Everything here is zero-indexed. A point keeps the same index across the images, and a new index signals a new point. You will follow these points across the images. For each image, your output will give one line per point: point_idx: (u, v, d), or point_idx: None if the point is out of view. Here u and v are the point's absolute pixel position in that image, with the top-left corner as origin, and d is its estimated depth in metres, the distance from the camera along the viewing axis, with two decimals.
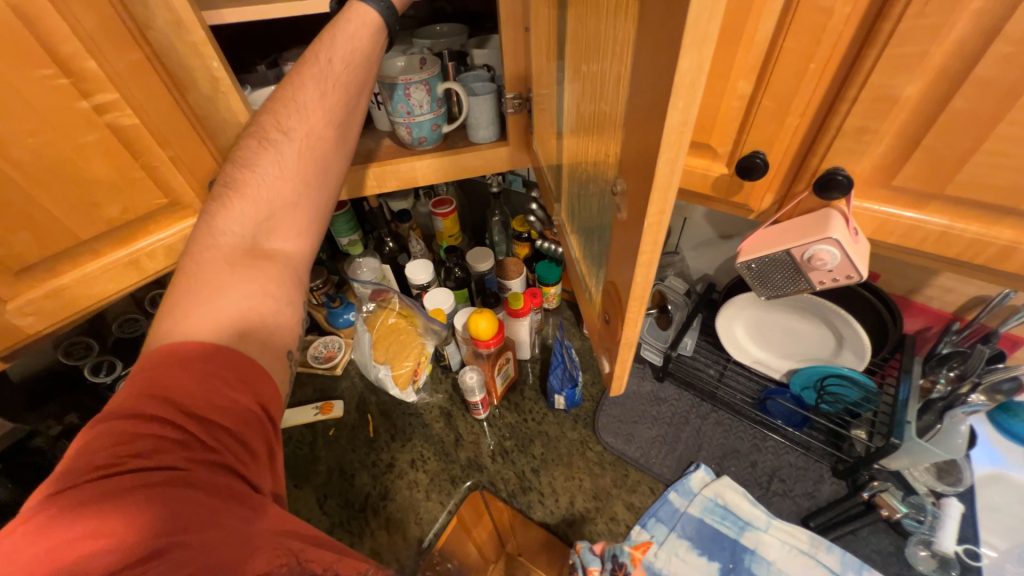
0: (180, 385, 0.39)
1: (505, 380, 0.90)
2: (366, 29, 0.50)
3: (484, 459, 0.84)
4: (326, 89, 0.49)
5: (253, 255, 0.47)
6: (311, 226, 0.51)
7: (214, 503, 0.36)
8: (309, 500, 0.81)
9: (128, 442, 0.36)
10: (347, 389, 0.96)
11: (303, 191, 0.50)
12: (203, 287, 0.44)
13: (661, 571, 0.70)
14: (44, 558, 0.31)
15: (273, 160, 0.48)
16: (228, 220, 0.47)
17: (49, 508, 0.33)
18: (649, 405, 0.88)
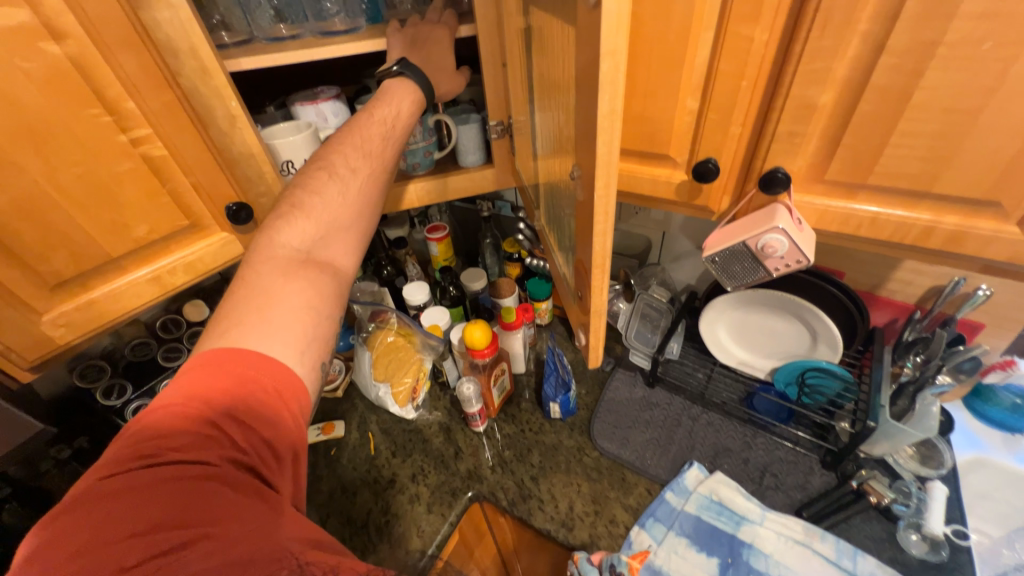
0: (216, 386, 0.42)
1: (501, 393, 0.93)
2: (407, 101, 0.62)
3: (484, 471, 0.86)
4: (383, 137, 0.60)
5: (306, 265, 0.53)
6: (357, 249, 0.58)
7: (239, 501, 0.38)
8: (311, 519, 0.82)
9: (169, 434, 0.39)
10: (347, 410, 0.98)
11: (351, 218, 0.58)
12: (256, 299, 0.49)
13: (661, 568, 0.71)
14: (85, 536, 0.34)
15: (336, 189, 0.56)
16: (289, 235, 0.53)
17: (99, 491, 0.36)
18: (642, 410, 0.91)
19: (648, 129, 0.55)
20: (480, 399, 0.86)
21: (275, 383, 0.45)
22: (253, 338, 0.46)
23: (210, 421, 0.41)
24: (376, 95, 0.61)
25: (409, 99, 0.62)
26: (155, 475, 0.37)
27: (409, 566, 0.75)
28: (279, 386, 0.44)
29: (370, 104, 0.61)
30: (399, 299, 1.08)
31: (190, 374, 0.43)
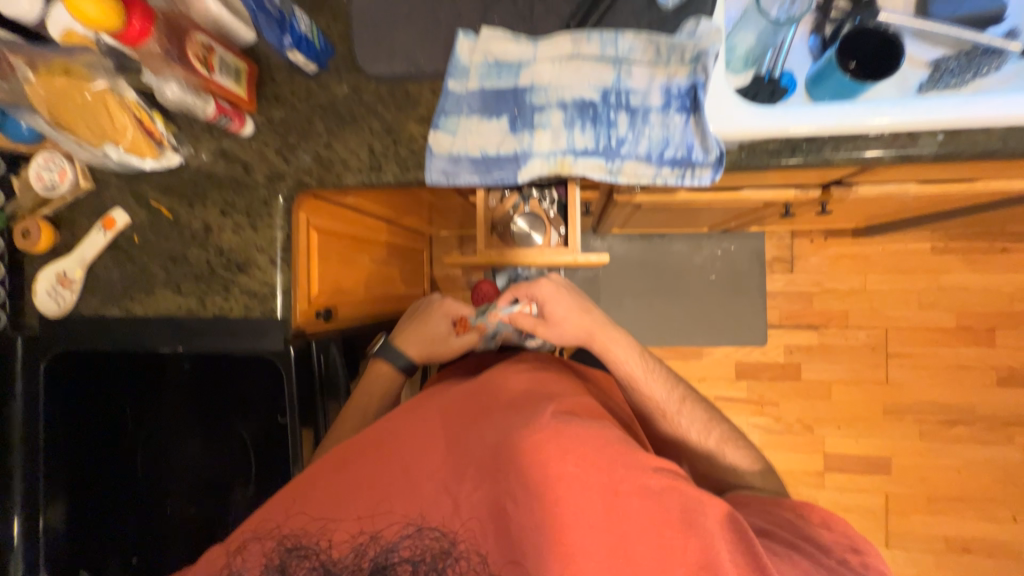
0: (483, 492, 0.59)
1: (240, 77, 0.74)
2: (632, 352, 0.82)
3: (281, 166, 0.79)
4: (610, 349, 0.82)
5: (515, 403, 0.70)
6: (561, 336, 0.82)
7: (524, 499, 0.57)
8: (166, 293, 0.82)
9: (462, 486, 0.59)
10: (117, 196, 0.84)
11: (573, 337, 0.82)
12: (509, 413, 0.68)
13: (461, 154, 0.72)
14: (402, 512, 0.58)
15: (548, 329, 0.82)
16: (548, 334, 0.83)
17: (412, 518, 0.57)
18: (397, 5, 0.74)
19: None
20: (204, 96, 0.69)
21: (533, 474, 0.58)
22: (496, 434, 0.63)
23: (492, 483, 0.59)
24: (557, 287, 0.83)
25: (627, 344, 0.83)
26: (431, 507, 0.58)
27: (270, 276, 0.80)
28: (575, 460, 0.58)
29: (552, 294, 0.83)
30: None
31: (462, 468, 0.61)
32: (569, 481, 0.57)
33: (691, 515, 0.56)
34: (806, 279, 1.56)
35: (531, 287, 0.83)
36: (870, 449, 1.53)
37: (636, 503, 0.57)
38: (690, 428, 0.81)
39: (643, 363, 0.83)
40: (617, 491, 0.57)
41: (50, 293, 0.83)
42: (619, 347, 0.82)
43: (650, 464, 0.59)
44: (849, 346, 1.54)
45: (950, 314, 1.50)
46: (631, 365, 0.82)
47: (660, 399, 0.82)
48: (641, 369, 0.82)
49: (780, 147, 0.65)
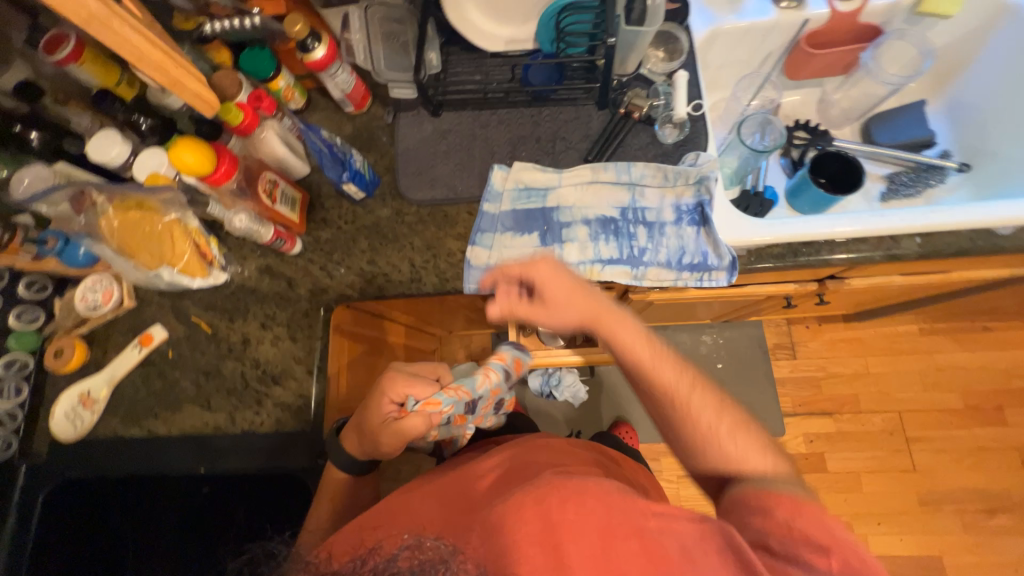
0: (471, 528, 0.52)
1: (295, 204, 0.83)
2: (633, 333, 0.64)
3: (325, 280, 0.84)
4: (627, 343, 0.64)
5: (511, 471, 0.64)
6: (562, 317, 0.67)
7: (513, 526, 0.49)
8: (196, 409, 0.81)
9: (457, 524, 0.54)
10: (158, 312, 0.86)
11: (567, 313, 0.66)
12: (509, 477, 0.62)
13: (498, 265, 0.79)
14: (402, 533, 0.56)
15: (547, 319, 0.67)
16: (549, 323, 0.68)
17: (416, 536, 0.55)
18: (437, 143, 0.86)
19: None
20: (266, 224, 0.77)
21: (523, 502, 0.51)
22: (502, 491, 0.60)
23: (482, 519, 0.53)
24: (554, 270, 0.67)
25: (631, 327, 0.65)
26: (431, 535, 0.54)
27: (306, 387, 0.80)
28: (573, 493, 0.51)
29: (558, 281, 0.66)
30: (100, 152, 0.74)
31: (460, 514, 0.57)
32: (565, 519, 0.49)
33: (691, 554, 0.47)
34: (810, 364, 1.60)
35: (533, 268, 0.66)
36: (917, 548, 1.43)
37: (632, 543, 0.48)
38: (702, 412, 0.59)
39: (658, 354, 0.63)
40: (612, 528, 0.49)
41: (69, 416, 0.81)
42: (624, 327, 0.64)
43: (649, 507, 0.51)
44: (867, 431, 1.52)
45: (957, 394, 1.53)
46: (639, 349, 0.64)
47: (670, 385, 0.61)
48: (656, 352, 0.63)
49: (783, 251, 0.74)
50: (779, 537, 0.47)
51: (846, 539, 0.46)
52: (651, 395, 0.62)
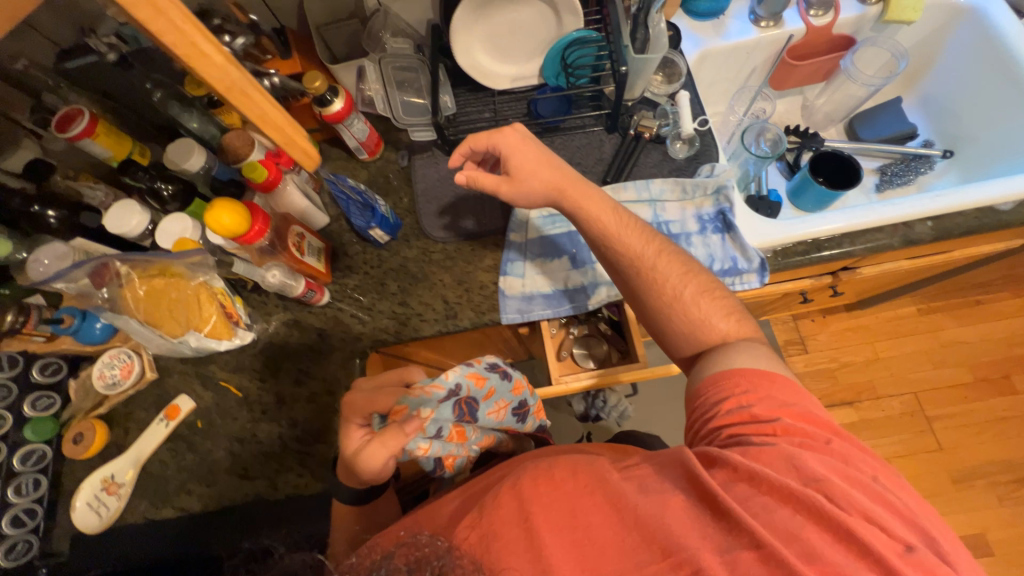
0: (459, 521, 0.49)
1: (320, 254, 0.82)
2: (611, 211, 0.69)
3: (357, 327, 0.83)
4: (593, 217, 0.68)
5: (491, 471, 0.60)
6: (531, 191, 0.70)
7: (497, 511, 0.47)
8: (233, 479, 0.77)
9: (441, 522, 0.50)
10: (182, 381, 0.83)
11: (541, 193, 0.70)
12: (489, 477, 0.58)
13: (532, 292, 0.80)
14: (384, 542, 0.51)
15: (515, 189, 0.70)
16: (513, 191, 0.70)
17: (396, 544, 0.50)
18: (455, 181, 0.87)
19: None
20: (298, 277, 0.76)
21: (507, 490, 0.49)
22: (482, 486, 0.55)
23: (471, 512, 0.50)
24: (519, 133, 0.70)
25: (608, 205, 0.69)
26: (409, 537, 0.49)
27: None
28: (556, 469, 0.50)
29: (511, 141, 0.69)
30: (118, 224, 0.72)
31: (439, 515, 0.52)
32: (546, 491, 0.48)
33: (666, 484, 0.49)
34: (822, 357, 1.62)
35: (499, 138, 0.70)
36: (959, 529, 1.42)
37: (614, 506, 0.47)
38: (670, 273, 0.66)
39: (627, 231, 0.68)
40: (590, 491, 0.48)
41: (92, 504, 0.75)
42: (593, 205, 0.69)
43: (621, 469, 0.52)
44: (888, 416, 1.54)
45: (964, 369, 1.57)
46: (605, 220, 0.69)
47: (637, 252, 0.67)
48: (617, 223, 0.68)
49: (808, 247, 0.77)
50: (757, 426, 0.52)
51: (786, 403, 0.53)
52: (615, 263, 0.68)
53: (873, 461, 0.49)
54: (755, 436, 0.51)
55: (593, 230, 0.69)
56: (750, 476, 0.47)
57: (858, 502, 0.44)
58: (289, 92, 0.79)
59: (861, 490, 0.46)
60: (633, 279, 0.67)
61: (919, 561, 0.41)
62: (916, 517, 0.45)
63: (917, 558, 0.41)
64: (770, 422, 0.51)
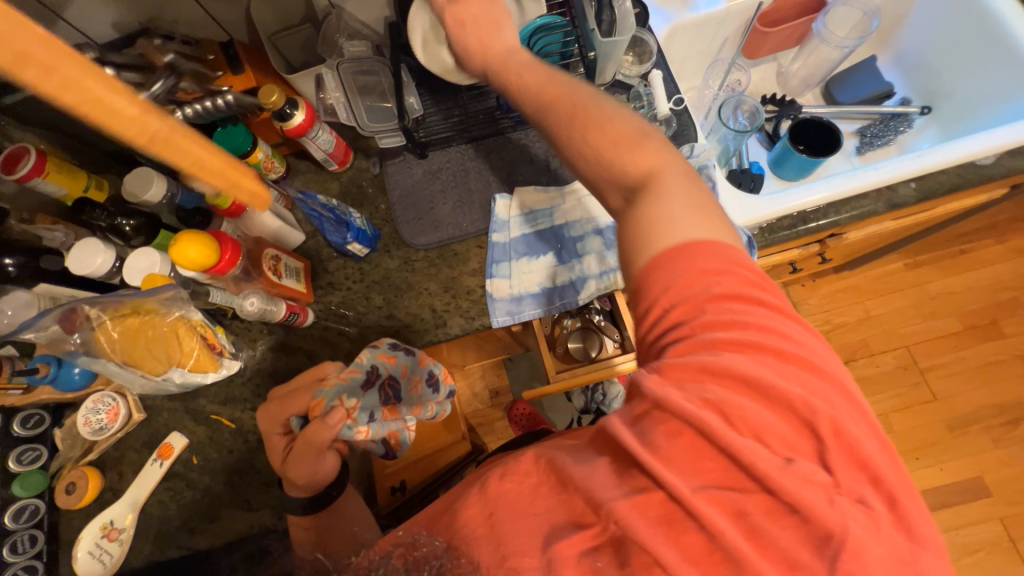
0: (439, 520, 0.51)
1: (299, 274, 0.79)
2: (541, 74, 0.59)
3: (345, 345, 0.81)
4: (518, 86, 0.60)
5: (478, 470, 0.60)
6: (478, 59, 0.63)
7: (462, 523, 0.48)
8: (236, 512, 0.76)
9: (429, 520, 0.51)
10: (172, 418, 0.81)
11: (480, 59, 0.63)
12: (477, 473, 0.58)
13: (521, 292, 0.78)
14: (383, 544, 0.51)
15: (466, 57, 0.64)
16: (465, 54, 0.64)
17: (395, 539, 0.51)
18: (430, 184, 0.85)
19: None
20: (277, 300, 0.72)
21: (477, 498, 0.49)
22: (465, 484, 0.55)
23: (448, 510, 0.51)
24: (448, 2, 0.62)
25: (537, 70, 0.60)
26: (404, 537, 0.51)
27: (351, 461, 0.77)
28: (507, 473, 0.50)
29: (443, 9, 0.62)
30: (83, 264, 0.69)
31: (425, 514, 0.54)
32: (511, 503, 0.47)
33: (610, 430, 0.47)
34: (815, 320, 1.63)
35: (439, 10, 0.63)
36: (957, 473, 1.46)
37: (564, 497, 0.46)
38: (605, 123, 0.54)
39: (560, 103, 0.56)
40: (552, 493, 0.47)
41: (94, 552, 0.73)
42: (530, 75, 0.59)
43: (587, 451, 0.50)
44: (883, 371, 1.57)
45: (954, 318, 1.60)
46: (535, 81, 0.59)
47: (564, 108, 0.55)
48: (547, 84, 0.58)
49: (794, 221, 0.76)
50: (686, 320, 0.45)
51: (712, 289, 0.44)
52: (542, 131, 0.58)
53: (792, 352, 0.42)
54: (681, 349, 0.44)
55: (531, 94, 0.58)
56: (660, 408, 0.42)
57: (755, 415, 0.40)
58: (245, 109, 0.74)
59: (765, 399, 0.41)
60: (570, 144, 0.55)
61: (807, 472, 0.39)
62: (817, 423, 0.40)
63: (800, 469, 0.39)
64: (687, 323, 0.44)
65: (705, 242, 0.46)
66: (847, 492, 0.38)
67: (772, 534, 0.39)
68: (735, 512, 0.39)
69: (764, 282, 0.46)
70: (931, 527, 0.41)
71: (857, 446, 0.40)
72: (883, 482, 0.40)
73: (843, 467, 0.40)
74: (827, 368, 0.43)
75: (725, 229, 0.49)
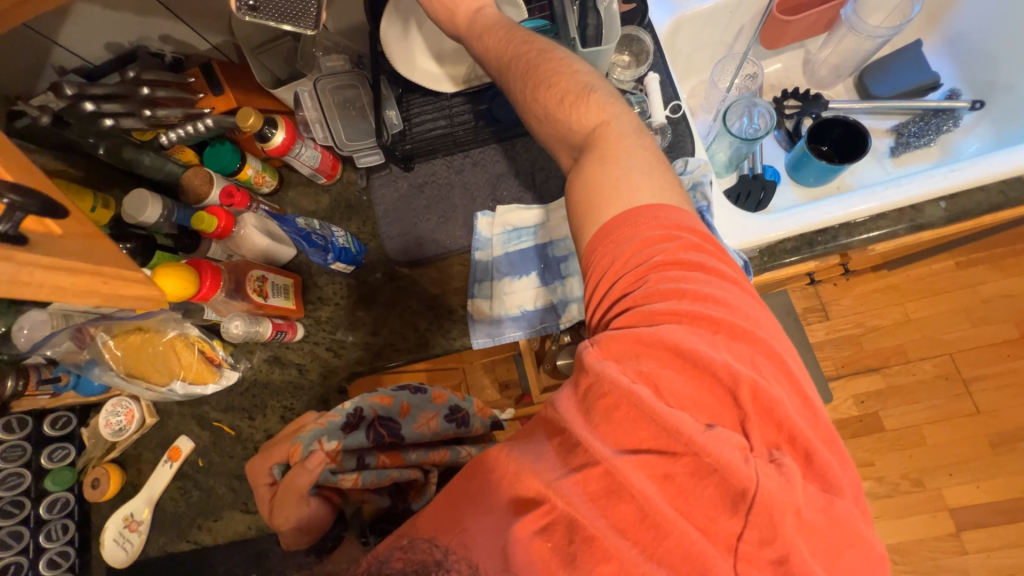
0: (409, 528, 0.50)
1: (288, 291, 0.81)
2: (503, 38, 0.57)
3: (334, 360, 0.84)
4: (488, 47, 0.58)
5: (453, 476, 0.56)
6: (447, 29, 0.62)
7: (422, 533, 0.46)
8: (237, 512, 0.82)
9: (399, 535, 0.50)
10: (180, 422, 0.86)
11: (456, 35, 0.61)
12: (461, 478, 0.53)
13: (501, 314, 0.77)
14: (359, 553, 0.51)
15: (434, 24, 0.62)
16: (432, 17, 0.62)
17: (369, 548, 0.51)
18: (415, 199, 0.83)
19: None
20: (263, 321, 0.77)
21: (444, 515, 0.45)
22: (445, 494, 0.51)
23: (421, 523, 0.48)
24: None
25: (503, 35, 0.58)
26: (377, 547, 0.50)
27: None
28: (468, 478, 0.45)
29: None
30: None
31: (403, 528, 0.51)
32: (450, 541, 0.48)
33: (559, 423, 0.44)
34: (846, 322, 1.50)
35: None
36: (994, 492, 1.36)
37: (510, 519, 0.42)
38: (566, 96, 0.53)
39: (522, 51, 0.55)
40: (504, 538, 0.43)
41: (118, 541, 0.82)
42: (490, 36, 0.58)
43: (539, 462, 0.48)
44: (919, 381, 1.45)
45: (1007, 324, 1.44)
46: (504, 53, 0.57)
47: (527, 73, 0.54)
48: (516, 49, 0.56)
49: (798, 244, 0.69)
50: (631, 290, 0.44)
51: (652, 257, 0.44)
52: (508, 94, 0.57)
53: (722, 319, 0.42)
54: (618, 321, 0.44)
55: (490, 55, 0.57)
56: (600, 383, 0.41)
57: (679, 389, 0.40)
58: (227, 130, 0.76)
59: (693, 368, 0.40)
60: (532, 111, 0.55)
61: (727, 436, 0.38)
62: (737, 389, 0.39)
63: (720, 433, 0.38)
64: (628, 293, 0.44)
65: (649, 209, 0.46)
66: (760, 452, 0.38)
67: (693, 492, 0.38)
68: (664, 476, 0.39)
69: (707, 247, 0.46)
70: (850, 475, 0.41)
71: (778, 410, 0.39)
72: (803, 439, 0.39)
73: (761, 431, 0.40)
74: (759, 332, 0.42)
75: (675, 191, 0.49)
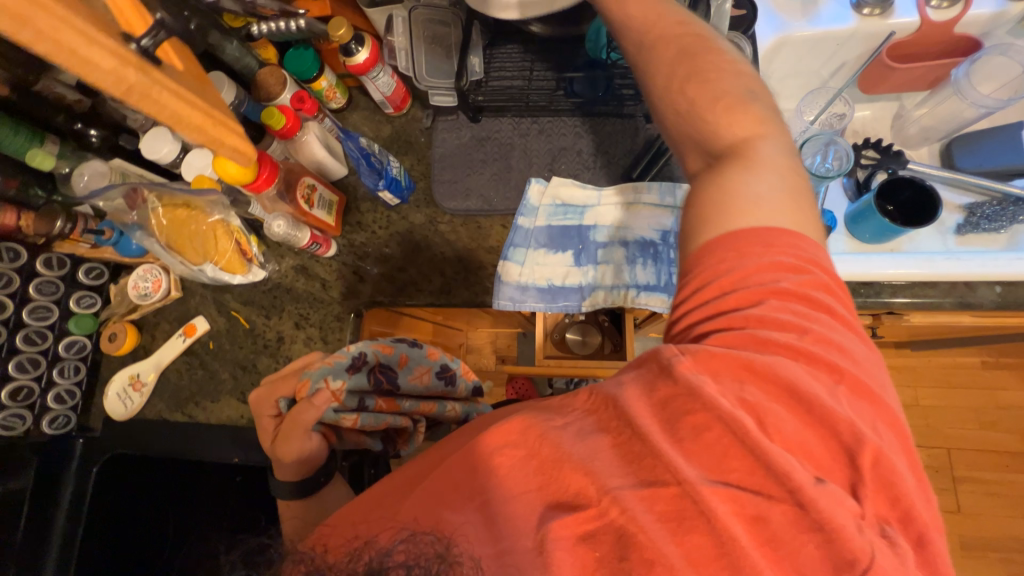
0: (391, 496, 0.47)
1: (331, 207, 0.83)
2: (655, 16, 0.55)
3: (357, 284, 0.86)
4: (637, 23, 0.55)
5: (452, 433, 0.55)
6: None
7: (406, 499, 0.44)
8: (233, 400, 0.86)
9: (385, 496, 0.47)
10: (201, 303, 0.90)
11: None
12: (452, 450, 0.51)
13: (528, 283, 0.77)
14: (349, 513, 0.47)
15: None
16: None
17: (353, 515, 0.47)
18: (474, 150, 0.83)
19: (79, 15, 0.44)
20: (303, 228, 0.78)
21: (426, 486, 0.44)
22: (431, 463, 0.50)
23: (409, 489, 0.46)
24: None
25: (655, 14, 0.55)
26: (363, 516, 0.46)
27: None
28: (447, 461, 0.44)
29: None
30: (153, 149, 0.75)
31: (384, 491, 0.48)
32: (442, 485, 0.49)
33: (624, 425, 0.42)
34: None
35: None
36: None
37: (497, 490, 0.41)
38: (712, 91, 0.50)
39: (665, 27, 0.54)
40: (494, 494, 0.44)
41: (120, 395, 0.86)
42: None
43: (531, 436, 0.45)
44: None
45: (1013, 436, 1.41)
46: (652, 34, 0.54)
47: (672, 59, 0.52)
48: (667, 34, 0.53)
49: None
50: (752, 317, 0.41)
51: (774, 279, 0.42)
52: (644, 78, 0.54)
53: (847, 369, 0.39)
54: (722, 339, 0.41)
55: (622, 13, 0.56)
56: (690, 397, 0.38)
57: (791, 427, 0.37)
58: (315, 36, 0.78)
59: (811, 410, 0.37)
60: (655, 81, 0.52)
61: (840, 496, 0.35)
62: (858, 451, 0.36)
63: (833, 489, 0.35)
64: (740, 311, 0.41)
65: (779, 229, 0.43)
66: (871, 523, 0.34)
67: (791, 547, 0.34)
68: (754, 518, 0.35)
69: (837, 294, 0.43)
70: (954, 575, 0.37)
71: (897, 482, 0.36)
72: (919, 521, 0.36)
73: (872, 501, 0.36)
74: (880, 394, 0.40)
75: (810, 219, 0.46)
